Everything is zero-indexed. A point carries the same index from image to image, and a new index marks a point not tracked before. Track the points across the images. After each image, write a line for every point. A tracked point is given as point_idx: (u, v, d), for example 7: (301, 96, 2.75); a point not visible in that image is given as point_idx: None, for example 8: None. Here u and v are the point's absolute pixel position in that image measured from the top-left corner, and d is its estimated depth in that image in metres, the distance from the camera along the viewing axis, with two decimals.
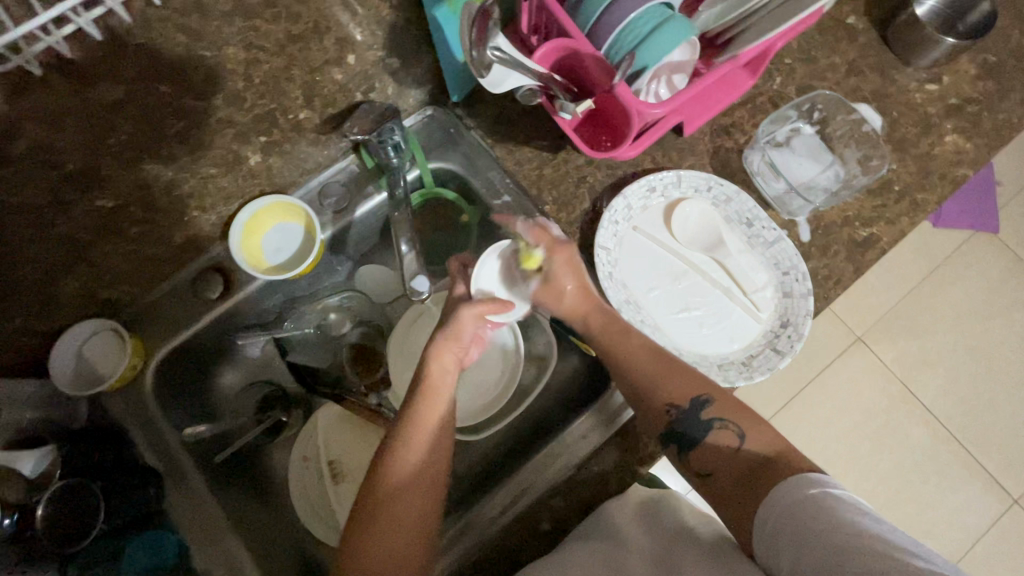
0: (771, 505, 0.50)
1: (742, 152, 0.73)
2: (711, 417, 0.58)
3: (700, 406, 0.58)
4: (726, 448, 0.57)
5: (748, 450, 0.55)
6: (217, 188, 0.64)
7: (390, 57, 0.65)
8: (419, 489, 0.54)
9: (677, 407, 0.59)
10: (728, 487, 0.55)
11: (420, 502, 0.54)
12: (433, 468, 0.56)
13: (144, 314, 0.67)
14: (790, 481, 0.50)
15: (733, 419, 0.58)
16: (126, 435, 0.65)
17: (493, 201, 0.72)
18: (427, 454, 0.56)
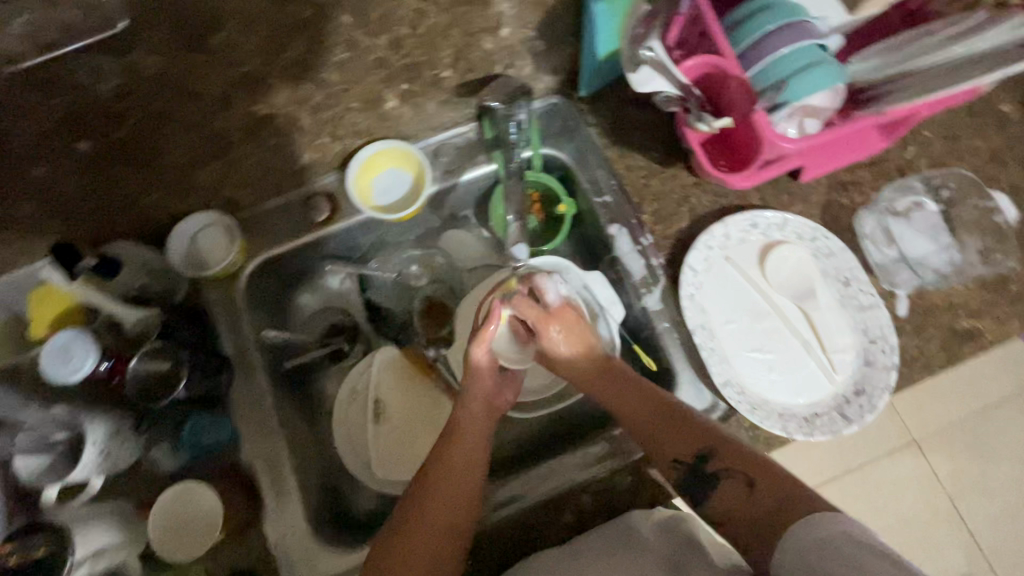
0: (793, 542, 0.47)
1: (855, 213, 0.71)
2: (715, 470, 0.55)
3: (708, 458, 0.55)
4: (743, 493, 0.53)
5: (759, 500, 0.52)
6: (350, 122, 0.67)
7: (538, 39, 0.67)
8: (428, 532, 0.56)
9: (684, 461, 0.56)
10: (733, 533, 0.52)
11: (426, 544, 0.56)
12: (444, 508, 0.57)
13: (253, 220, 0.72)
14: (811, 518, 0.47)
15: (744, 466, 0.54)
16: (210, 322, 0.68)
17: (594, 198, 0.73)
18: (438, 493, 0.58)
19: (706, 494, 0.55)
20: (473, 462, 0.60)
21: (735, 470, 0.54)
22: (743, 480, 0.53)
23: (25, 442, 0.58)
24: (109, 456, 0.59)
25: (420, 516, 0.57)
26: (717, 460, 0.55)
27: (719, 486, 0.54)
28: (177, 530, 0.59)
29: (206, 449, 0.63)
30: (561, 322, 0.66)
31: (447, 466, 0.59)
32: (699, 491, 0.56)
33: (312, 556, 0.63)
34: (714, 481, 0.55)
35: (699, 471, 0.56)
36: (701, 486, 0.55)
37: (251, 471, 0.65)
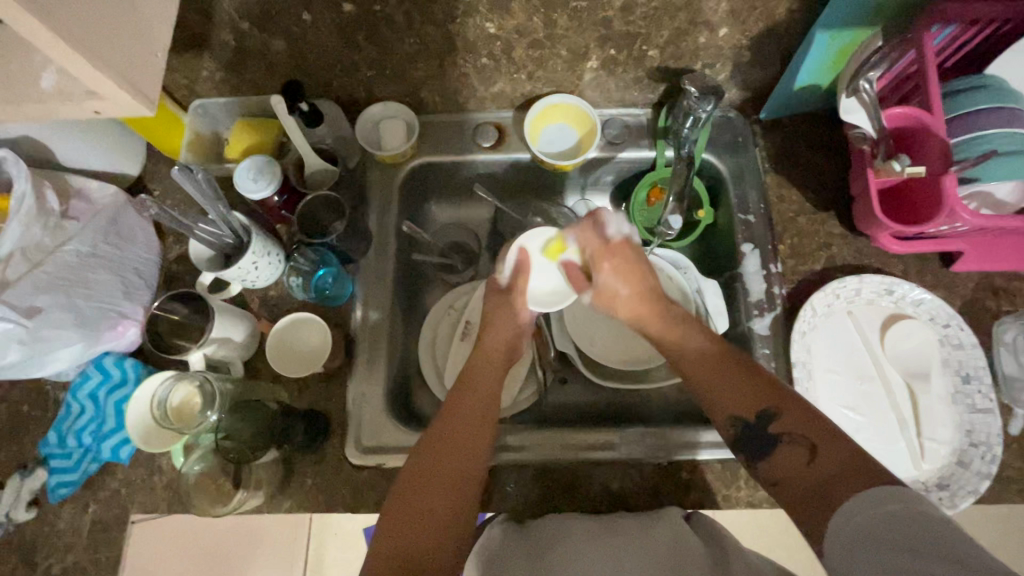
0: (843, 522, 0.43)
1: (998, 319, 0.68)
2: (776, 433, 0.53)
3: (773, 418, 0.54)
4: (804, 460, 0.50)
5: (820, 464, 0.49)
6: (548, 69, 0.73)
7: (747, 51, 0.69)
8: (451, 461, 0.57)
9: (743, 416, 0.55)
10: (796, 497, 0.49)
11: (448, 473, 0.56)
12: (463, 435, 0.58)
13: (428, 126, 0.80)
14: (854, 498, 0.44)
15: (807, 431, 0.52)
16: (366, 196, 0.76)
17: (738, 213, 0.75)
18: (454, 420, 0.59)
19: (765, 452, 0.53)
20: (481, 408, 0.61)
21: (800, 436, 0.52)
22: (807, 447, 0.51)
23: (206, 232, 0.66)
24: (257, 271, 0.68)
25: (438, 439, 0.58)
26: (779, 422, 0.53)
27: (778, 450, 0.52)
28: (286, 353, 0.68)
29: (329, 299, 0.71)
30: (611, 264, 0.66)
31: (467, 397, 0.62)
32: (755, 451, 0.54)
33: (377, 424, 0.68)
34: (774, 441, 0.53)
35: (758, 426, 0.54)
36: (758, 443, 0.54)
37: (353, 333, 0.71)
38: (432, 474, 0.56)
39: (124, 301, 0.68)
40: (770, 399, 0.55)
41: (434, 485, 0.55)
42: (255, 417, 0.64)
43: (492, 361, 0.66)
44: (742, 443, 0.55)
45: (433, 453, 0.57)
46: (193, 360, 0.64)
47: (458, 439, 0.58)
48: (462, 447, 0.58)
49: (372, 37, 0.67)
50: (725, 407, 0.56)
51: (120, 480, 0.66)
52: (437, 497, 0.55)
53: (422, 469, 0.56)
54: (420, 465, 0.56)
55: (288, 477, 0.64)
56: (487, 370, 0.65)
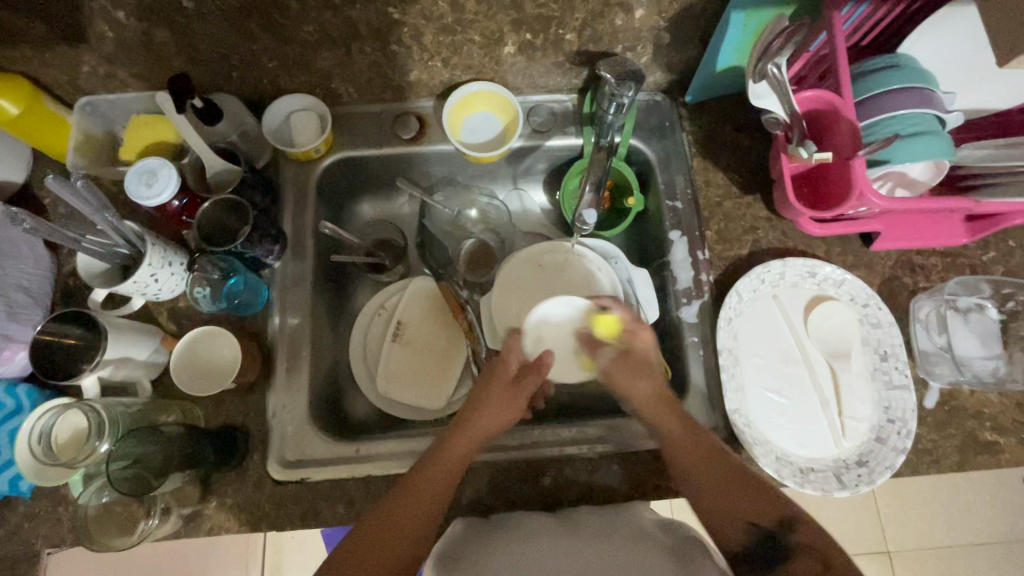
0: None
1: (914, 295, 0.70)
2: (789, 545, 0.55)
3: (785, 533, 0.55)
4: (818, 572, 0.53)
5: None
6: (465, 56, 0.69)
7: (665, 32, 0.68)
8: (406, 538, 0.56)
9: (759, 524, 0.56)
10: None
11: (402, 552, 0.55)
12: (422, 513, 0.57)
13: (343, 119, 0.75)
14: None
15: (816, 541, 0.55)
16: (280, 197, 0.72)
17: (666, 200, 0.74)
18: (418, 494, 0.57)
19: (771, 565, 0.55)
20: (428, 500, 0.57)
21: (812, 546, 0.54)
22: (819, 559, 0.54)
23: (96, 244, 0.61)
24: (157, 284, 0.63)
25: (400, 516, 0.57)
26: (796, 534, 0.55)
27: (792, 559, 0.55)
28: (196, 369, 0.64)
29: (240, 308, 0.67)
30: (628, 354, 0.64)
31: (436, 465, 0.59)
32: (761, 562, 0.55)
33: (301, 437, 0.65)
34: (783, 554, 0.55)
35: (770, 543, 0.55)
36: (765, 557, 0.55)
37: (272, 342, 0.68)
38: (386, 543, 0.55)
39: (10, 323, 0.62)
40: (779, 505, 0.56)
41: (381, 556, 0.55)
42: (156, 443, 0.58)
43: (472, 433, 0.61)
44: (744, 556, 0.56)
45: (388, 528, 0.56)
46: (86, 385, 0.59)
47: (416, 514, 0.57)
48: (417, 520, 0.57)
49: (268, 25, 0.62)
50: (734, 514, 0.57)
51: (21, 514, 0.61)
52: None
53: (379, 540, 0.55)
54: (372, 528, 0.56)
55: (206, 498, 0.61)
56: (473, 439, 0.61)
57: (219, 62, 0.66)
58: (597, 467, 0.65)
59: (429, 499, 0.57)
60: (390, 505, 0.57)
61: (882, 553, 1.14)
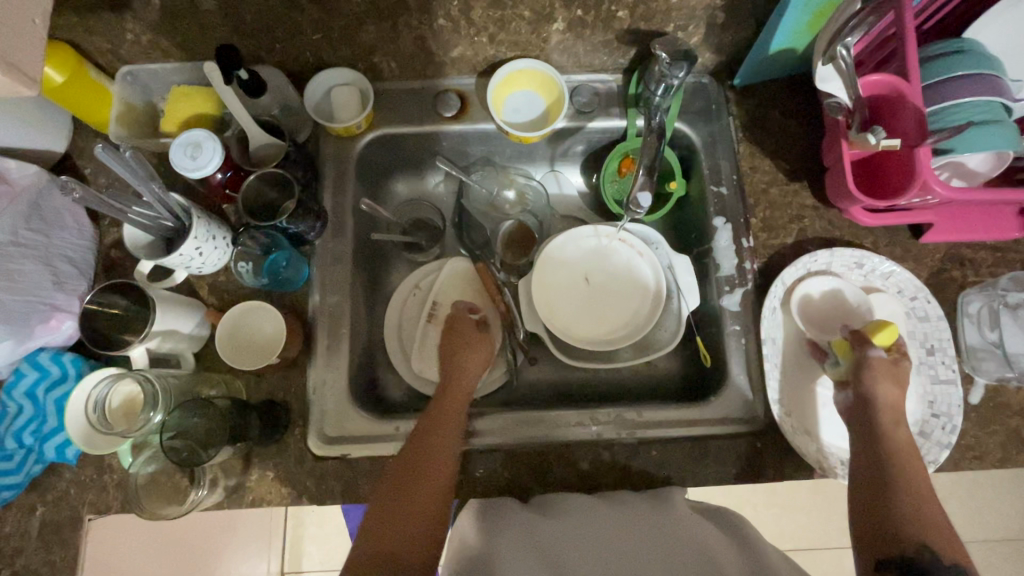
0: None
1: (962, 289, 0.69)
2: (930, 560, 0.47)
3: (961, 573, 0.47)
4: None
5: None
6: (512, 31, 0.67)
7: (720, 11, 0.66)
8: (435, 482, 0.55)
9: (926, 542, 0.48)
10: None
11: (430, 501, 0.54)
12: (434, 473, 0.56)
13: (384, 95, 0.74)
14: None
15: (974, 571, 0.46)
16: (320, 173, 0.71)
17: (710, 185, 0.73)
18: (431, 447, 0.57)
19: None
20: (435, 458, 0.56)
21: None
22: None
23: (141, 216, 0.60)
24: (201, 258, 0.63)
25: (410, 477, 0.55)
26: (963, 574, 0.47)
27: None
28: (239, 343, 0.64)
29: (284, 283, 0.67)
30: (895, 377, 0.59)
31: (441, 420, 0.60)
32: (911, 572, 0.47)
33: (342, 413, 0.65)
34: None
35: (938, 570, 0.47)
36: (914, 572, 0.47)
37: (312, 318, 0.68)
38: (416, 497, 0.54)
39: (57, 292, 0.62)
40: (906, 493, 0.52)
41: (409, 513, 0.53)
42: (206, 417, 0.59)
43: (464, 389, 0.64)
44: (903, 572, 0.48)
45: (411, 483, 0.54)
46: (136, 356, 0.59)
47: (434, 468, 0.56)
48: (437, 474, 0.56)
49: None
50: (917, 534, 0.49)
51: (68, 480, 0.62)
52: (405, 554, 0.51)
53: (403, 497, 0.54)
54: (398, 481, 0.55)
55: (248, 470, 0.62)
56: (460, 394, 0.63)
57: (263, 34, 0.65)
58: (632, 452, 0.66)
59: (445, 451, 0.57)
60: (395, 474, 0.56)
61: None
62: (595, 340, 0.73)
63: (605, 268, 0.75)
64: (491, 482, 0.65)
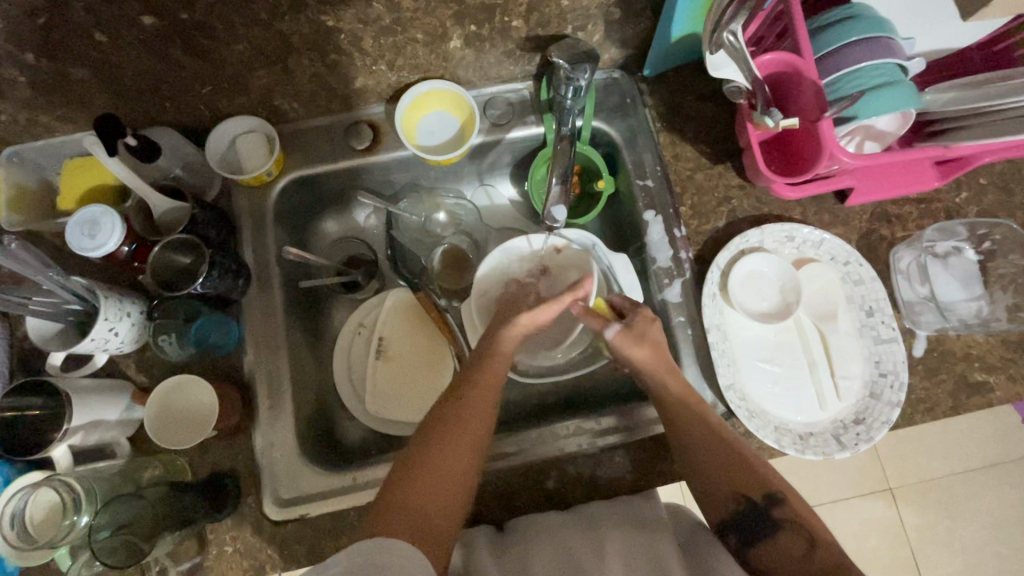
0: None
1: (893, 246, 0.70)
2: (777, 517, 0.54)
3: (778, 502, 0.54)
4: (801, 550, 0.52)
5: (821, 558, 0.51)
6: (410, 55, 0.65)
7: (614, 7, 0.65)
8: (484, 415, 0.57)
9: (747, 496, 0.55)
10: None
11: (474, 443, 0.55)
12: (486, 404, 0.57)
13: (292, 137, 0.72)
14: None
15: (801, 522, 0.54)
16: (237, 228, 0.69)
17: (636, 179, 0.72)
18: (463, 423, 0.55)
19: (759, 534, 0.54)
20: (490, 394, 0.58)
21: (799, 522, 0.53)
22: (805, 537, 0.53)
23: (43, 305, 0.57)
24: (117, 337, 0.60)
25: (471, 407, 0.57)
26: (784, 508, 0.54)
27: (775, 535, 0.54)
28: (172, 420, 0.61)
29: (212, 348, 0.65)
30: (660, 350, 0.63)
31: (473, 398, 0.57)
32: (747, 533, 0.55)
33: (295, 473, 0.63)
34: (774, 527, 0.54)
35: (760, 510, 0.54)
36: (752, 528, 0.54)
37: (250, 379, 0.65)
38: (458, 447, 0.54)
39: None
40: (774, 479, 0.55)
41: (432, 491, 0.51)
42: (139, 504, 0.56)
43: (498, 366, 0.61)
44: (733, 524, 0.55)
45: (439, 458, 0.53)
46: (58, 457, 0.56)
47: (460, 445, 0.54)
48: (464, 447, 0.54)
49: (192, 49, 0.57)
50: (727, 487, 0.56)
51: None
52: (451, 481, 0.52)
53: (433, 459, 0.53)
54: (457, 409, 0.56)
55: (204, 549, 0.60)
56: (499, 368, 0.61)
57: (147, 95, 0.62)
58: (588, 462, 0.65)
59: (474, 425, 0.55)
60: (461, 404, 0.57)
61: (886, 491, 1.19)
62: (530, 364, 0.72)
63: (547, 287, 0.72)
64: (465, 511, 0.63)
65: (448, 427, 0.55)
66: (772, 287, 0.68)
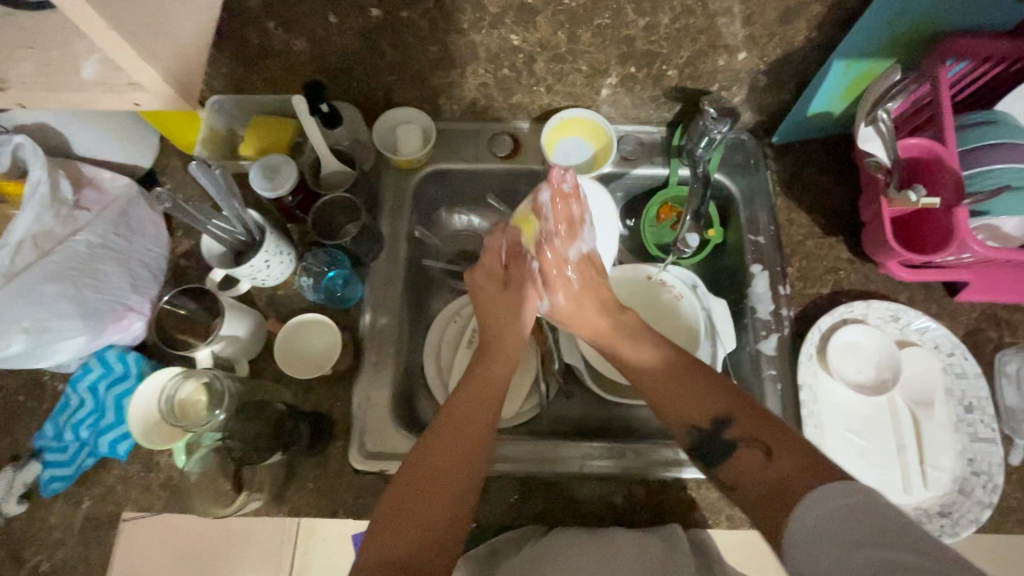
0: (804, 514, 0.45)
1: (1000, 349, 0.69)
2: (733, 438, 0.54)
3: (724, 426, 0.55)
4: (759, 462, 0.51)
5: (780, 464, 0.50)
6: (567, 82, 0.73)
7: (763, 75, 0.70)
8: (475, 434, 0.57)
9: (698, 424, 0.57)
10: (754, 501, 0.50)
11: (467, 460, 0.55)
12: (476, 425, 0.58)
13: (442, 134, 0.80)
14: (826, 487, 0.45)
15: (758, 434, 0.53)
16: (380, 201, 0.76)
17: (748, 234, 0.76)
18: (451, 442, 0.56)
19: (722, 455, 0.55)
20: (479, 415, 0.58)
21: (756, 437, 0.53)
22: (762, 447, 0.52)
23: (219, 229, 0.64)
24: (267, 270, 0.67)
25: (456, 429, 0.57)
26: (736, 428, 0.55)
27: (738, 453, 0.53)
28: (293, 353, 0.68)
29: (339, 300, 0.71)
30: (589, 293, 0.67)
31: (461, 426, 0.57)
32: (710, 454, 0.56)
33: (381, 430, 0.66)
34: (728, 447, 0.54)
35: (710, 436, 0.56)
36: (712, 454, 0.55)
37: (361, 336, 0.70)
38: (447, 469, 0.54)
39: (132, 294, 0.68)
40: (725, 406, 0.56)
41: (423, 512, 0.51)
42: (256, 422, 0.63)
43: (489, 390, 0.61)
44: (697, 451, 0.56)
45: (432, 475, 0.54)
46: (201, 357, 0.64)
47: (456, 464, 0.55)
48: (460, 473, 0.54)
49: (396, 42, 0.67)
50: (680, 413, 0.58)
51: (115, 476, 0.64)
52: (442, 497, 0.53)
53: (424, 477, 0.53)
54: (444, 431, 0.57)
55: (288, 481, 0.63)
56: (491, 381, 0.62)
57: (341, 73, 0.71)
58: (624, 490, 0.66)
59: (462, 447, 0.55)
60: (447, 428, 0.57)
61: None
62: (607, 369, 0.75)
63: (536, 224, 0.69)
64: (496, 514, 0.65)
65: (441, 449, 0.55)
66: (870, 363, 0.69)
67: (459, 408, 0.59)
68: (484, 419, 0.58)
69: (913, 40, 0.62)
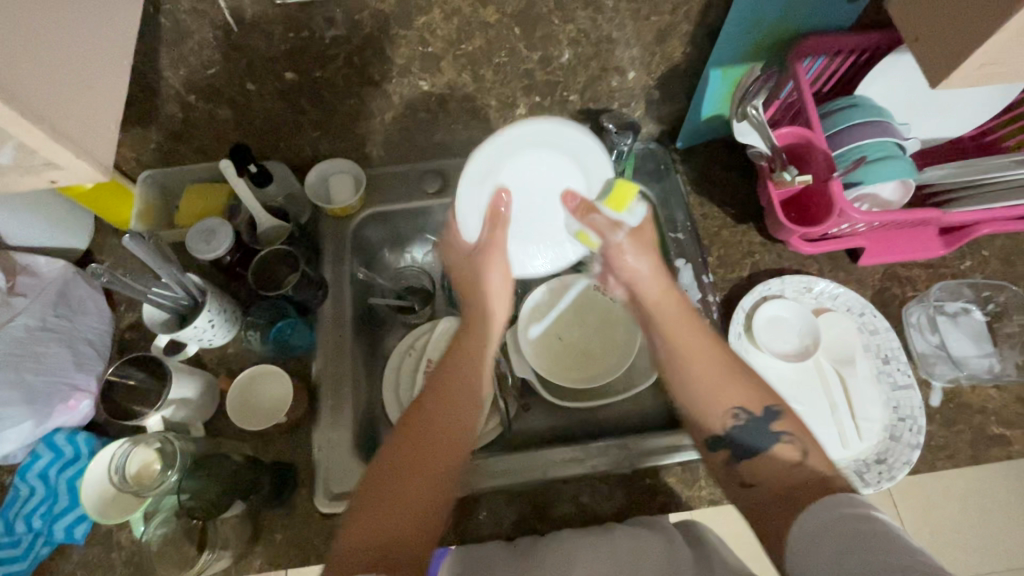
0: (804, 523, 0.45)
1: (905, 303, 0.76)
2: (779, 430, 0.54)
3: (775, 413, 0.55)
4: (795, 458, 0.52)
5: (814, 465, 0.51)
6: (482, 117, 0.79)
7: (655, 89, 0.78)
8: (459, 411, 0.57)
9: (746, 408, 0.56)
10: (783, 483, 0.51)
11: (451, 440, 0.55)
12: (459, 401, 0.58)
13: (373, 178, 0.84)
14: (820, 502, 0.46)
15: (800, 435, 0.54)
16: (321, 249, 0.79)
17: (669, 232, 0.82)
18: (432, 424, 0.55)
19: (760, 444, 0.54)
20: (461, 390, 0.59)
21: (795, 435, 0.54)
22: (801, 446, 0.53)
23: (158, 295, 0.65)
24: (212, 329, 0.69)
25: (439, 407, 0.57)
26: (779, 421, 0.55)
27: (774, 445, 0.54)
28: (251, 406, 0.70)
29: (290, 348, 0.73)
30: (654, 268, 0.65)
31: (437, 405, 0.57)
32: (745, 445, 0.55)
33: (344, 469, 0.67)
34: (772, 439, 0.54)
35: (757, 420, 0.55)
36: (755, 434, 0.55)
37: (316, 380, 0.72)
38: (429, 448, 0.53)
39: (77, 373, 0.68)
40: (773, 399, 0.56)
41: (409, 492, 0.50)
42: (213, 478, 0.62)
43: (473, 369, 0.60)
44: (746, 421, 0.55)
45: (413, 456, 0.52)
46: (151, 423, 0.65)
47: (438, 447, 0.54)
48: (448, 454, 0.54)
49: (315, 100, 0.71)
50: (731, 394, 0.57)
51: (74, 562, 0.63)
52: (422, 475, 0.51)
53: (406, 457, 0.52)
54: (422, 413, 0.56)
55: (255, 534, 0.63)
56: (469, 372, 0.60)
57: (268, 134, 0.75)
58: (589, 488, 0.68)
59: (445, 424, 0.55)
60: (428, 410, 0.56)
61: None
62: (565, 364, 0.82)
63: (601, 199, 0.67)
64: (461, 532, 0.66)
65: (425, 432, 0.55)
66: (795, 334, 0.74)
67: (436, 383, 0.59)
68: (467, 401, 0.58)
69: (771, 44, 0.70)
